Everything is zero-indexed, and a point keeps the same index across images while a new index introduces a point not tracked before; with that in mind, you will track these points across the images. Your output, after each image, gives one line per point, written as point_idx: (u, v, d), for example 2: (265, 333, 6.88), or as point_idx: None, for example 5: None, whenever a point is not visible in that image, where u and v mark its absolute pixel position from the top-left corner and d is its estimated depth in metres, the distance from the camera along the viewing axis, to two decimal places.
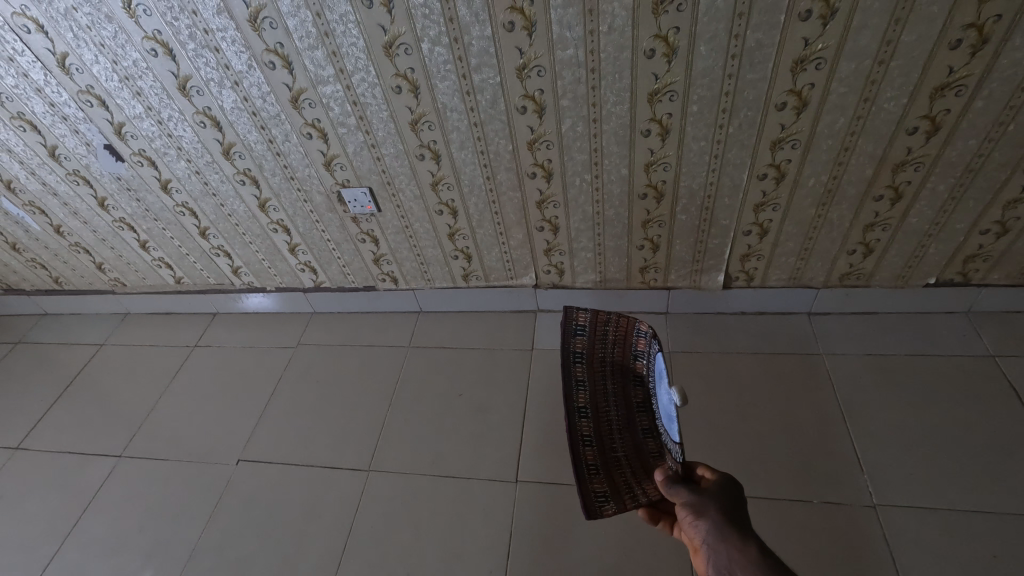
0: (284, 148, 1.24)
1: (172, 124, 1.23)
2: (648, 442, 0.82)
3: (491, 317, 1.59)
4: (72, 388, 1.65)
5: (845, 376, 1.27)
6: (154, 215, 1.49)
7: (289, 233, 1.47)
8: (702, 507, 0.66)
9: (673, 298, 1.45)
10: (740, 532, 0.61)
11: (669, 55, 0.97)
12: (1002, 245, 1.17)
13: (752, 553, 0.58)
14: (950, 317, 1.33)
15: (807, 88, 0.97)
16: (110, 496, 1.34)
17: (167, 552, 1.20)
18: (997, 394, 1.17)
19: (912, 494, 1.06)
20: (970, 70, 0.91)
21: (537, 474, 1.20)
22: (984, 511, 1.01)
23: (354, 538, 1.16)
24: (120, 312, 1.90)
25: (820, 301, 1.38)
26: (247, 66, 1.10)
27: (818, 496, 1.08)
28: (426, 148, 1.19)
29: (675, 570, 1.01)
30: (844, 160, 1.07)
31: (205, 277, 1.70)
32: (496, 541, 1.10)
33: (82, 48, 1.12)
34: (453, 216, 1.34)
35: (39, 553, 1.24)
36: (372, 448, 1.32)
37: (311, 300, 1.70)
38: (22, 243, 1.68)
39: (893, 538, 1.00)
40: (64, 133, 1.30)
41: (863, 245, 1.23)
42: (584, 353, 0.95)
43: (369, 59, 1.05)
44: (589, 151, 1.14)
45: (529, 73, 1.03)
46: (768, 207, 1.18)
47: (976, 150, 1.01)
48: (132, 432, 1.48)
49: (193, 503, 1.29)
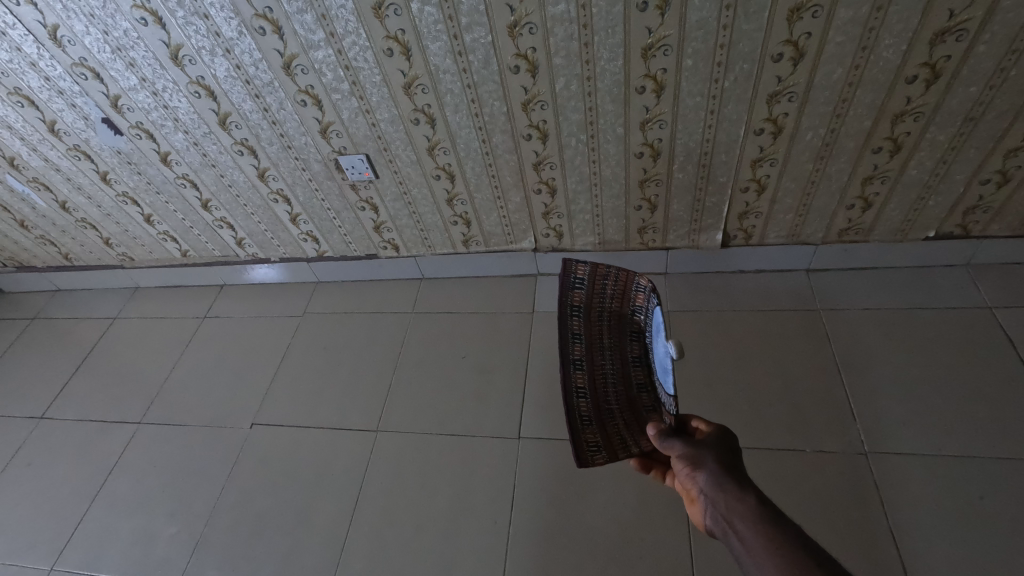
0: (280, 117, 1.24)
1: (167, 94, 1.23)
2: (642, 397, 0.84)
3: (492, 282, 1.61)
4: (89, 360, 1.70)
5: (843, 330, 1.28)
6: (156, 188, 1.50)
7: (289, 203, 1.48)
8: (697, 457, 0.66)
9: (672, 259, 1.46)
10: (738, 482, 0.62)
11: (662, 7, 0.95)
12: (1003, 195, 1.16)
13: (751, 503, 0.59)
14: (949, 271, 1.33)
15: (803, 37, 0.95)
16: (132, 460, 1.40)
17: (189, 511, 1.27)
18: (993, 344, 1.18)
19: (903, 442, 1.08)
20: (971, 13, 0.88)
21: (539, 431, 1.25)
22: (972, 456, 1.04)
23: (365, 493, 1.22)
24: (130, 286, 1.94)
25: (819, 257, 1.39)
26: (237, 32, 1.09)
27: (811, 445, 1.11)
28: (421, 112, 1.19)
29: (670, 517, 1.06)
30: (842, 112, 1.06)
31: (210, 249, 1.72)
32: (499, 493, 1.16)
33: (72, 19, 1.12)
34: (450, 181, 1.34)
35: (70, 514, 1.32)
36: (379, 410, 1.37)
37: (315, 269, 1.73)
38: (31, 220, 1.71)
39: (882, 484, 1.04)
40: (62, 107, 1.31)
41: (861, 199, 1.22)
42: (581, 307, 0.92)
43: (359, 22, 1.04)
44: (584, 110, 1.13)
45: (521, 31, 1.01)
46: (765, 162, 1.17)
47: (977, 97, 1.00)
48: (150, 400, 1.54)
49: (210, 466, 1.35)
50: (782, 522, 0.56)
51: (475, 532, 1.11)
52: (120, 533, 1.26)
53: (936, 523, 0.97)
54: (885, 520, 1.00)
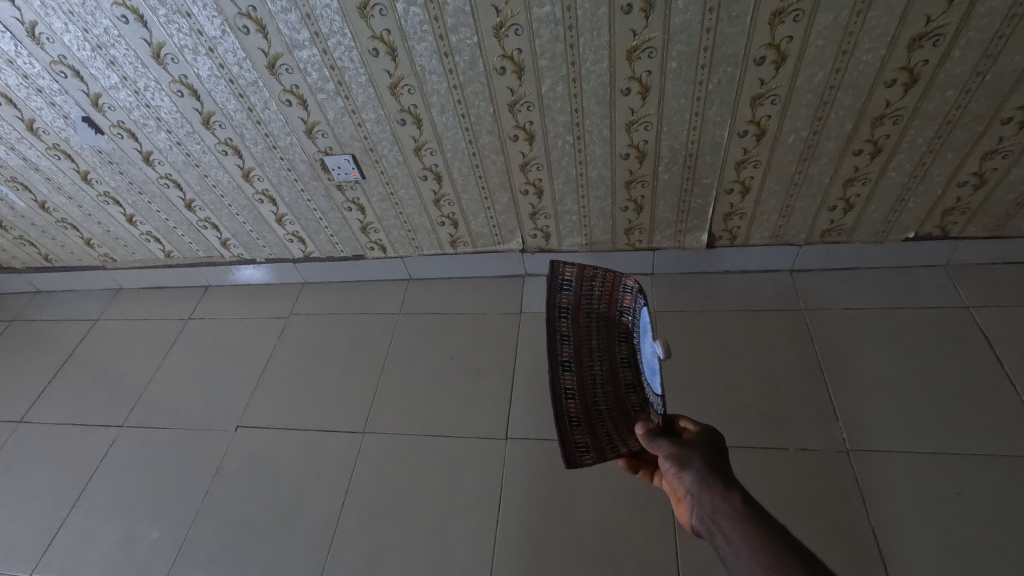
0: (265, 116, 1.23)
1: (149, 93, 1.22)
2: (631, 397, 0.84)
3: (479, 283, 1.61)
4: (70, 362, 1.67)
5: (825, 330, 1.30)
6: (138, 188, 1.48)
7: (275, 203, 1.47)
8: (684, 457, 0.67)
9: (659, 259, 1.47)
10: (723, 481, 0.62)
11: (646, 9, 0.96)
12: (980, 197, 1.18)
13: (735, 502, 0.59)
14: (928, 271, 1.36)
15: (785, 41, 0.97)
16: (115, 464, 1.38)
17: (172, 515, 1.25)
18: (970, 343, 1.21)
19: (884, 439, 1.10)
20: (947, 19, 0.90)
21: (526, 431, 1.25)
22: (950, 453, 1.06)
23: (352, 496, 1.21)
24: (112, 288, 1.91)
25: (802, 257, 1.40)
26: (220, 31, 1.08)
27: (794, 444, 1.13)
28: (407, 113, 1.19)
29: (656, 516, 1.07)
30: (823, 115, 1.07)
31: (194, 250, 1.70)
32: (487, 494, 1.16)
33: (51, 16, 1.10)
34: (437, 182, 1.34)
35: (50, 520, 1.29)
36: (366, 412, 1.36)
37: (301, 270, 1.72)
38: (9, 220, 1.68)
39: (863, 481, 1.06)
40: (40, 106, 1.29)
41: (843, 200, 1.24)
42: (568, 308, 0.91)
43: (344, 21, 1.04)
44: (570, 111, 1.13)
45: (506, 33, 1.02)
46: (749, 164, 1.19)
47: (954, 101, 1.02)
48: (133, 403, 1.52)
49: (195, 469, 1.33)
50: (765, 521, 0.56)
51: (463, 533, 1.11)
52: (102, 538, 1.24)
53: (916, 519, 0.99)
54: (865, 516, 1.01)
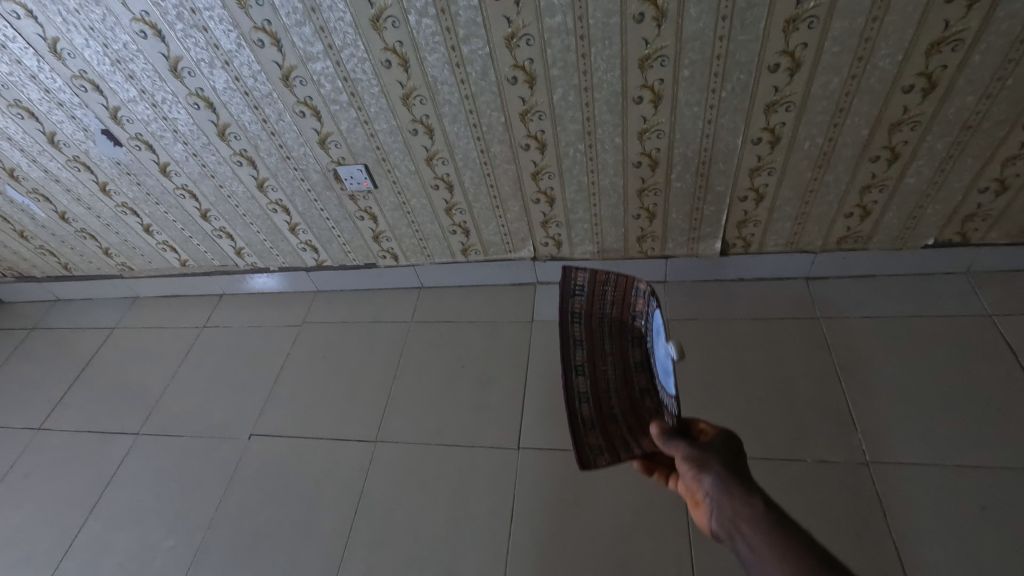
0: (279, 128, 1.25)
1: (166, 106, 1.24)
2: (645, 401, 0.82)
3: (491, 290, 1.60)
4: (88, 370, 1.70)
5: (843, 338, 1.28)
6: (155, 198, 1.51)
7: (289, 213, 1.48)
8: (703, 458, 0.66)
9: (671, 267, 1.46)
10: (743, 486, 0.61)
11: (658, 18, 0.95)
12: (1002, 203, 1.16)
13: (756, 507, 0.58)
14: (948, 278, 1.33)
15: (800, 47, 0.96)
16: (130, 471, 1.39)
17: (186, 524, 1.26)
18: (993, 352, 1.18)
19: (905, 451, 1.08)
20: (966, 24, 0.89)
21: (539, 441, 1.24)
22: (974, 465, 1.03)
23: (364, 505, 1.21)
24: (129, 296, 1.94)
25: (818, 265, 1.38)
26: (236, 45, 1.09)
27: (812, 456, 1.11)
28: (419, 123, 1.19)
29: (671, 529, 1.05)
30: (839, 121, 1.06)
31: (210, 259, 1.72)
32: (499, 505, 1.15)
33: (72, 33, 1.12)
34: (449, 191, 1.34)
35: (67, 526, 1.31)
36: (378, 421, 1.36)
37: (314, 278, 1.73)
38: (30, 231, 1.71)
39: (884, 494, 1.03)
40: (62, 119, 1.31)
41: (860, 207, 1.22)
42: (581, 314, 0.92)
43: (357, 34, 1.05)
44: (582, 120, 1.13)
45: (518, 43, 1.02)
46: (763, 171, 1.17)
47: (974, 106, 1.00)
48: (149, 411, 1.53)
49: (208, 477, 1.34)
50: (789, 526, 0.55)
51: (475, 545, 1.10)
52: (117, 546, 1.25)
53: (940, 533, 0.97)
54: (886, 530, 0.99)
